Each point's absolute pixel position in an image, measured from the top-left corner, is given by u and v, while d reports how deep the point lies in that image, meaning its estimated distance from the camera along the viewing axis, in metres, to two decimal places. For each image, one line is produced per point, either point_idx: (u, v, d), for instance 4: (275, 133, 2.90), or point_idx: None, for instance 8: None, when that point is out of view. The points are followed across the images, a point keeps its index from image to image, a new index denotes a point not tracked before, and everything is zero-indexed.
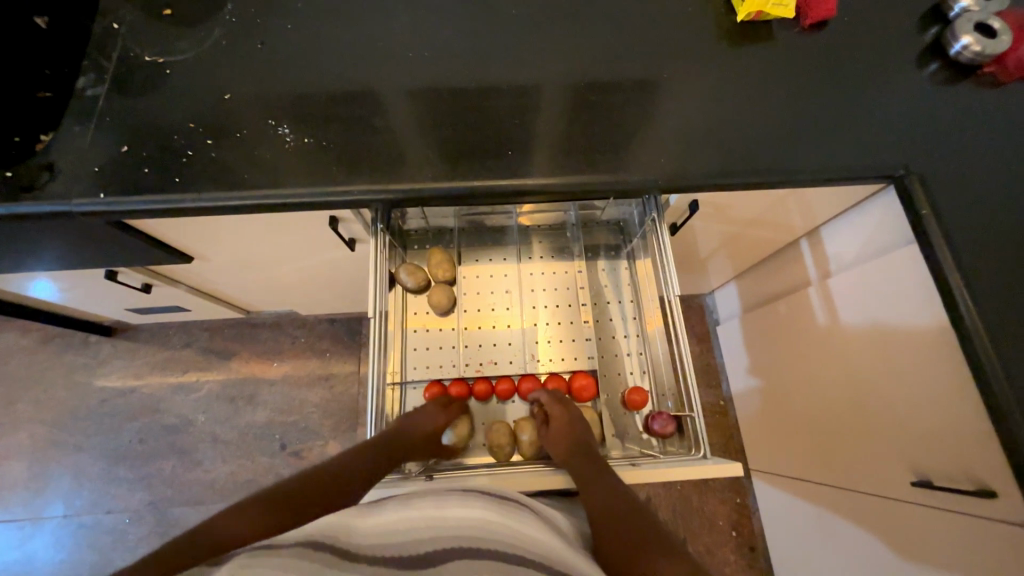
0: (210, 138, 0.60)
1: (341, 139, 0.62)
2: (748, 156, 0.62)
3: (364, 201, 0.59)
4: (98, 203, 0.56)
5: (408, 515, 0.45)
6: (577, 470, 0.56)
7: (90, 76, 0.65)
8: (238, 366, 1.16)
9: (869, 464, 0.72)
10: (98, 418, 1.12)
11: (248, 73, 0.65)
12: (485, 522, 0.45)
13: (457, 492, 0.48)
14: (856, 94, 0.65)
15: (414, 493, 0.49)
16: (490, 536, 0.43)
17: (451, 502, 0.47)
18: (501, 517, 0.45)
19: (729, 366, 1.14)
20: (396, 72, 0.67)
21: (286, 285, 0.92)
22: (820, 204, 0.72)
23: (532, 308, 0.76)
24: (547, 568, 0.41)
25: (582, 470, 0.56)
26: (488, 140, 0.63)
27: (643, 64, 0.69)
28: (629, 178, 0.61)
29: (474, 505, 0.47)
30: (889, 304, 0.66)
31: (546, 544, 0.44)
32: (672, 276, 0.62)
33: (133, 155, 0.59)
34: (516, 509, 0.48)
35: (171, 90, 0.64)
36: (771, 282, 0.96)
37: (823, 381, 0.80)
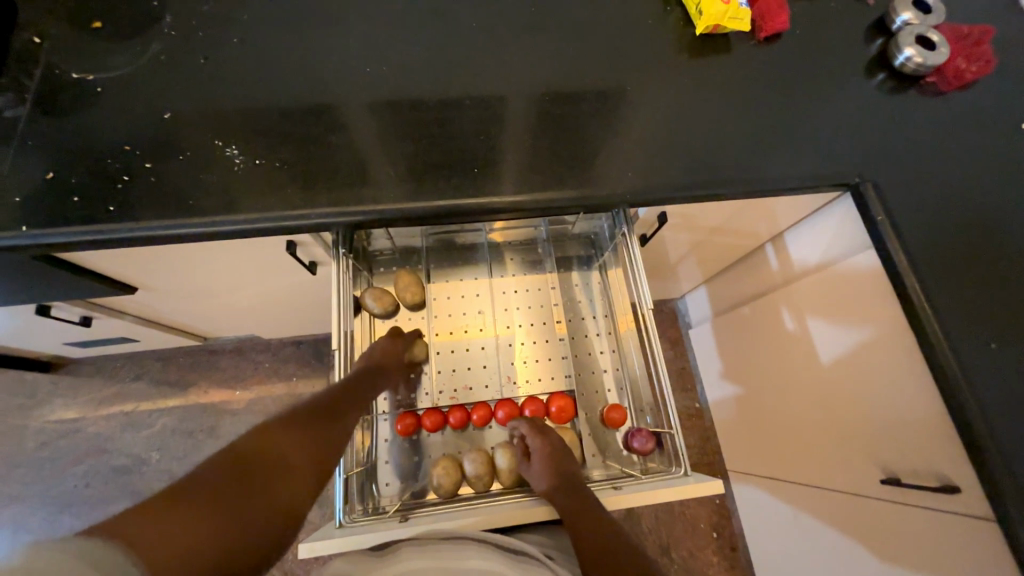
0: (149, 161, 0.56)
1: (297, 159, 0.58)
2: (713, 167, 0.62)
3: (323, 225, 0.56)
4: (21, 236, 0.50)
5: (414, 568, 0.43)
6: (574, 504, 0.54)
7: (9, 95, 0.59)
8: (196, 397, 1.09)
9: (841, 462, 0.73)
10: (37, 462, 1.02)
11: (192, 90, 0.61)
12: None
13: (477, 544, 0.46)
14: (810, 104, 0.67)
15: (431, 541, 0.46)
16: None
17: (472, 553, 0.45)
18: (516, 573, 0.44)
19: (702, 368, 1.16)
20: (353, 87, 0.64)
21: (244, 311, 0.87)
22: (782, 212, 0.73)
23: (506, 326, 0.75)
24: None
25: (574, 505, 0.53)
26: (453, 156, 0.61)
27: (606, 76, 0.68)
28: (598, 192, 0.60)
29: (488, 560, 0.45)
30: (853, 308, 0.68)
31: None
32: (644, 287, 0.62)
33: (61, 182, 0.54)
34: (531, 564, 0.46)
35: (104, 109, 0.59)
36: (739, 287, 0.98)
37: (795, 386, 0.82)
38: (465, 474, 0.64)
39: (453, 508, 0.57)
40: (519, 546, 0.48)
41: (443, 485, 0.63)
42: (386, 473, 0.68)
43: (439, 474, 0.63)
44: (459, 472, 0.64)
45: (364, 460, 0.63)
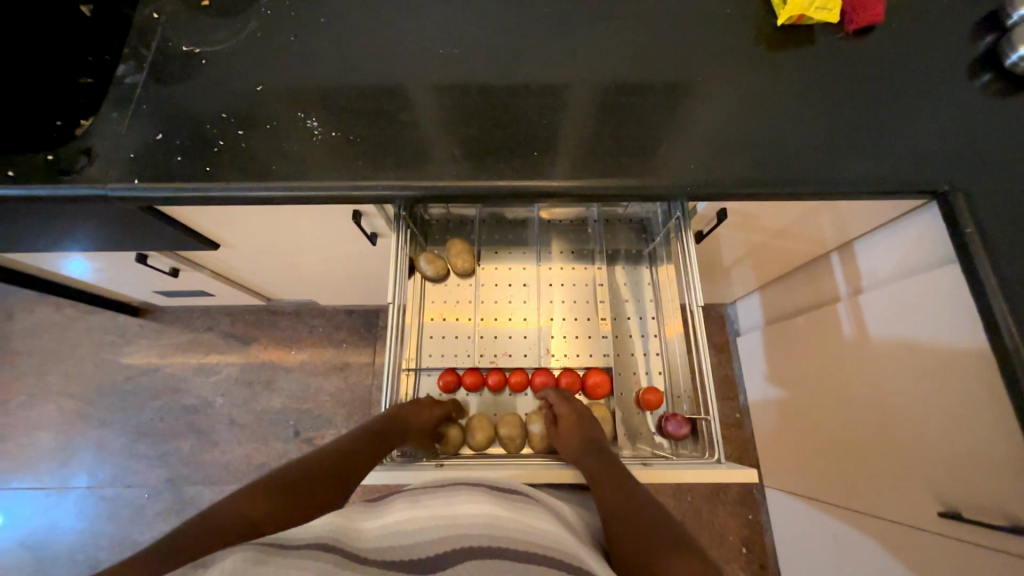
0: (240, 128, 0.61)
1: (368, 133, 0.62)
2: (781, 164, 0.60)
3: (387, 197, 0.59)
4: (131, 188, 0.57)
5: (416, 515, 0.46)
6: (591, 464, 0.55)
7: (130, 63, 0.66)
8: (256, 352, 1.18)
9: (894, 490, 0.69)
10: (123, 394, 1.16)
11: (281, 65, 0.66)
12: (493, 518, 0.45)
13: (462, 485, 0.49)
14: (898, 104, 0.62)
15: (423, 490, 0.50)
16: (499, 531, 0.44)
17: (456, 495, 0.48)
18: (509, 513, 0.46)
19: (748, 377, 1.12)
20: (424, 68, 0.67)
21: (306, 275, 0.93)
22: (855, 217, 0.69)
23: (548, 303, 0.75)
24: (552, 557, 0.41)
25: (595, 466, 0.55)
26: (514, 139, 0.62)
27: (675, 66, 0.67)
28: (655, 183, 0.59)
29: (473, 497, 0.47)
30: (925, 322, 0.63)
31: (554, 534, 0.44)
32: (697, 287, 0.60)
33: (167, 142, 0.60)
34: (517, 501, 0.48)
35: (205, 79, 0.65)
36: (797, 296, 0.93)
37: (851, 398, 0.77)
38: (499, 434, 0.67)
39: (484, 463, 0.60)
40: (504, 485, 0.50)
41: (477, 441, 0.66)
42: None
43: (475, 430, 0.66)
44: (493, 432, 0.67)
45: None
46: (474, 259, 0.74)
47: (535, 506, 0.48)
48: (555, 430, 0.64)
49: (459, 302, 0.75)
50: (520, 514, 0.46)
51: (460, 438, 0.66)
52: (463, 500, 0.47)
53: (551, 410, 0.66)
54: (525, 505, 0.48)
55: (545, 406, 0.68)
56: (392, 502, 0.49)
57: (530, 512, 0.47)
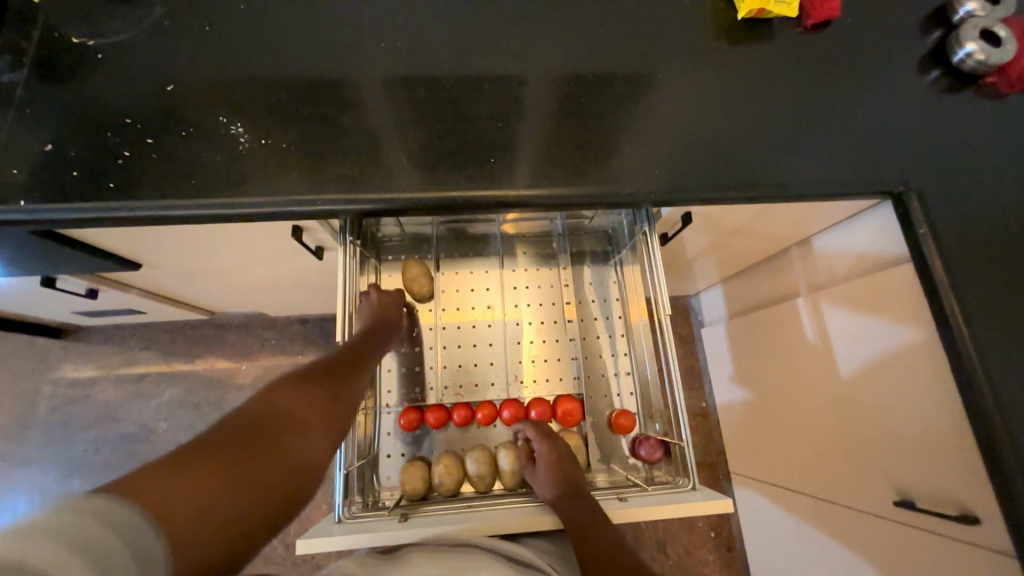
0: (150, 136, 0.53)
1: (305, 139, 0.55)
2: (745, 169, 0.58)
3: (330, 213, 0.53)
4: (18, 212, 0.48)
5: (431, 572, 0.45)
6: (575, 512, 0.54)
7: (6, 58, 0.56)
8: (202, 370, 1.09)
9: (852, 479, 0.72)
10: (49, 425, 1.04)
11: (198, 60, 0.58)
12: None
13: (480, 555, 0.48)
14: (854, 102, 0.62)
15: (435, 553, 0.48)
16: None
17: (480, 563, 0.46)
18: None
19: (713, 368, 1.13)
20: (365, 63, 0.60)
21: (249, 289, 0.85)
22: (814, 216, 0.69)
23: (514, 304, 0.73)
24: None
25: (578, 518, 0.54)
26: (470, 144, 0.57)
27: (635, 61, 0.64)
28: (620, 192, 0.56)
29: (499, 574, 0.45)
30: (879, 318, 0.64)
31: None
32: (665, 293, 0.58)
33: (60, 155, 0.51)
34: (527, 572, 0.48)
35: (104, 78, 0.56)
36: (759, 290, 0.95)
37: (812, 394, 0.79)
38: (468, 473, 0.63)
39: (455, 509, 0.57)
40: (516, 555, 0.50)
41: (444, 484, 0.62)
42: (386, 468, 0.66)
43: (444, 472, 0.62)
44: (462, 471, 0.63)
45: (367, 454, 0.62)
46: (431, 278, 0.69)
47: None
48: (531, 471, 0.61)
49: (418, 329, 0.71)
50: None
51: (425, 482, 0.62)
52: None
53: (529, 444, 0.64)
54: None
55: (521, 440, 0.65)
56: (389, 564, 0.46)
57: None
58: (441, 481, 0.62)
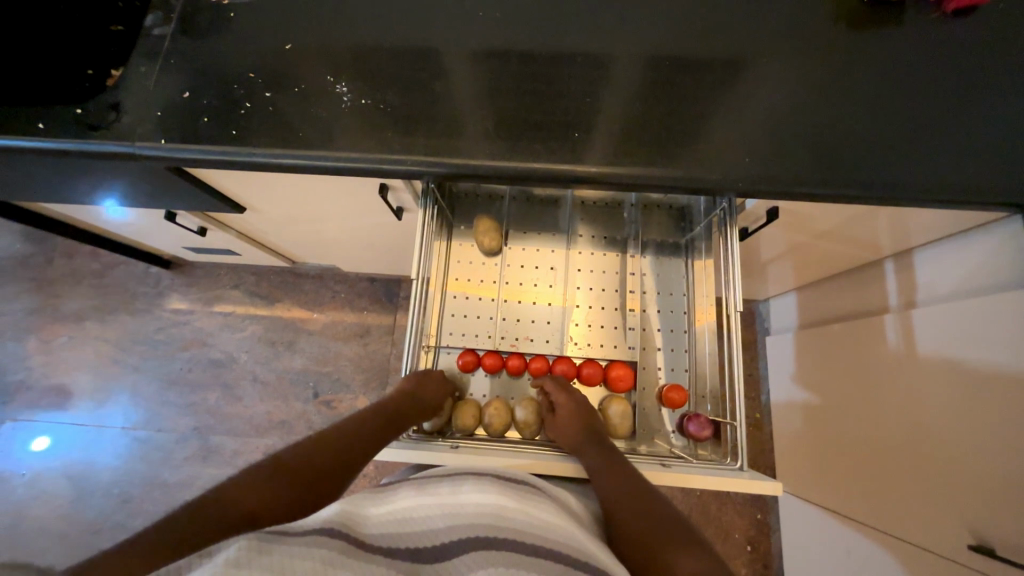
0: (268, 89, 0.59)
1: (400, 102, 0.58)
2: (846, 164, 0.54)
3: (416, 173, 0.56)
4: (159, 148, 0.56)
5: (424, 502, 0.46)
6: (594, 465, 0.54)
7: (158, 14, 0.64)
8: (279, 313, 1.19)
9: (921, 514, 0.66)
10: (154, 343, 1.20)
11: (313, 22, 0.62)
12: (500, 508, 0.44)
13: (471, 476, 0.49)
14: (990, 102, 0.55)
15: (431, 478, 0.49)
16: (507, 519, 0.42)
17: (467, 484, 0.47)
18: (515, 501, 0.45)
19: (773, 377, 1.07)
20: (462, 33, 0.62)
21: (329, 242, 0.92)
22: (921, 224, 0.62)
23: (576, 271, 0.73)
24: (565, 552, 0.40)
25: (597, 470, 0.53)
26: (554, 117, 0.58)
27: (738, 42, 0.61)
28: (704, 177, 0.54)
29: (479, 493, 0.46)
30: (983, 344, 0.58)
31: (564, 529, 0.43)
32: (738, 291, 0.57)
33: (194, 102, 0.58)
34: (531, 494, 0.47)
35: (234, 34, 0.62)
36: (839, 301, 0.88)
37: (886, 415, 0.73)
38: (515, 418, 0.65)
39: (501, 448, 0.59)
40: (512, 476, 0.49)
41: (493, 424, 0.64)
42: None
43: (493, 413, 0.64)
44: (509, 415, 0.65)
45: None
46: (501, 237, 0.71)
47: (542, 504, 0.46)
48: (550, 418, 0.64)
49: (480, 301, 0.72)
50: (530, 504, 0.45)
51: (476, 420, 0.65)
52: (468, 496, 0.45)
53: (548, 397, 0.66)
54: (535, 501, 0.46)
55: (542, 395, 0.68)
56: (398, 490, 0.48)
57: (534, 508, 0.45)
58: (489, 420, 0.65)
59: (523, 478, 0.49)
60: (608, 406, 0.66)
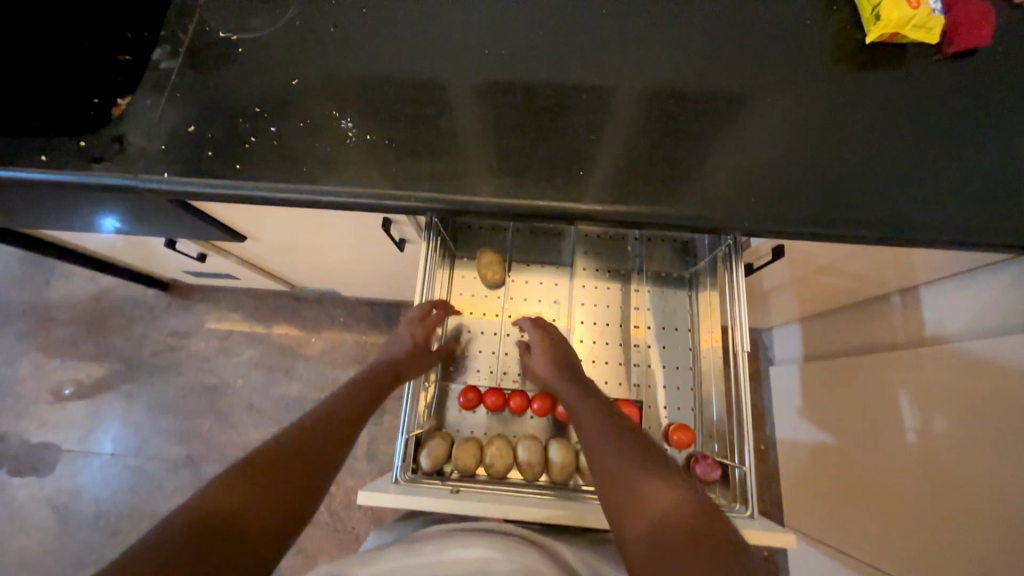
0: (273, 123, 0.59)
1: (406, 137, 0.58)
2: (852, 204, 0.54)
3: (420, 209, 0.55)
4: (162, 181, 0.55)
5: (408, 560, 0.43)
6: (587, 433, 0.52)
7: (165, 47, 0.64)
8: (277, 337, 1.18)
9: (931, 556, 0.63)
10: (149, 367, 1.18)
11: (319, 57, 0.63)
12: (488, 562, 0.41)
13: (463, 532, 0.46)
14: (994, 144, 0.55)
15: (419, 537, 0.46)
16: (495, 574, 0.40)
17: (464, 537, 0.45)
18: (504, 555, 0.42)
19: (778, 408, 1.05)
20: (469, 69, 0.62)
21: (330, 270, 0.91)
22: (929, 262, 0.62)
23: (579, 305, 0.72)
24: None
25: (590, 439, 0.51)
26: (560, 153, 0.58)
27: (743, 82, 0.61)
28: (711, 215, 0.54)
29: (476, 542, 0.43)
30: (993, 382, 0.57)
31: None
32: (745, 329, 0.56)
33: (199, 135, 0.58)
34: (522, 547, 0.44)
35: (241, 68, 0.62)
36: (844, 334, 0.87)
37: (893, 451, 0.71)
38: (517, 458, 0.63)
39: (502, 492, 0.57)
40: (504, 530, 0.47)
41: (495, 464, 0.62)
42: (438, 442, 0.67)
43: (495, 453, 0.62)
44: (512, 455, 0.63)
45: (426, 423, 0.65)
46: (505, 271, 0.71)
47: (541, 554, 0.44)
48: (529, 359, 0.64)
49: (482, 334, 0.72)
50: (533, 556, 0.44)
51: (477, 460, 0.62)
52: (464, 545, 0.43)
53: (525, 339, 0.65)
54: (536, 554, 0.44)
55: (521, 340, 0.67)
56: (384, 549, 0.45)
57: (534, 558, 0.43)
58: (491, 461, 0.62)
59: (523, 534, 0.48)
60: None
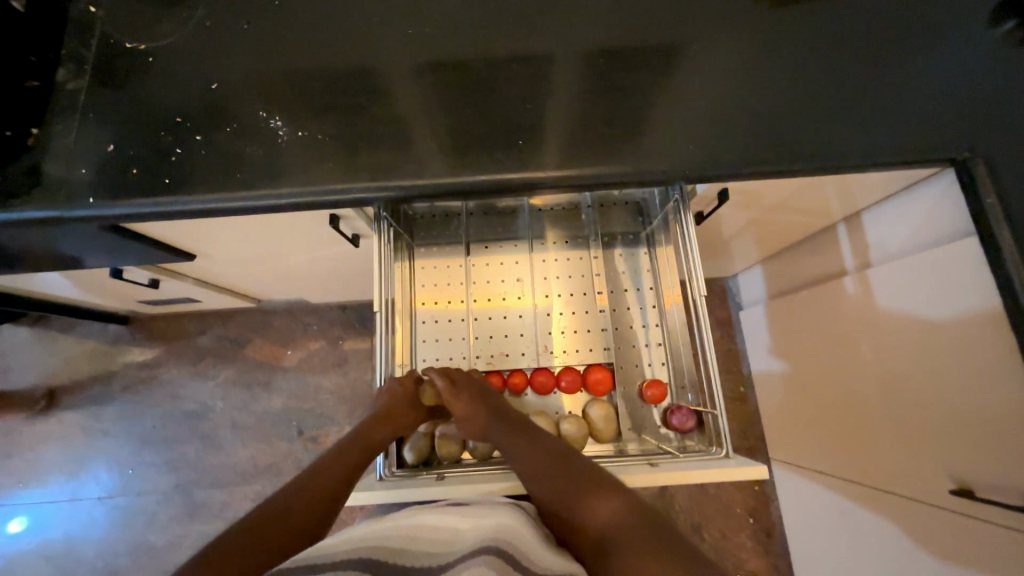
0: (198, 133, 0.56)
1: (339, 129, 0.57)
2: (785, 141, 0.55)
3: (363, 200, 0.54)
4: (88, 208, 0.53)
5: (384, 532, 0.47)
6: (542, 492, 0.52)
7: (70, 67, 0.61)
8: (251, 354, 1.16)
9: (905, 465, 0.67)
10: (121, 403, 1.14)
11: (238, 59, 0.60)
12: (459, 529, 0.48)
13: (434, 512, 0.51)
14: (913, 65, 0.57)
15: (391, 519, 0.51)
16: (467, 533, 0.47)
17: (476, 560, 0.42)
18: (472, 521, 0.48)
19: (750, 349, 1.09)
20: (396, 52, 0.61)
21: (291, 276, 0.89)
22: (866, 187, 0.64)
23: (543, 279, 0.73)
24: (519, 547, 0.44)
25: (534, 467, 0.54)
26: (499, 126, 0.57)
27: (670, 34, 0.61)
28: (653, 168, 0.55)
29: (480, 569, 0.40)
30: (936, 289, 0.60)
31: (517, 529, 0.47)
32: (699, 273, 0.58)
33: (120, 155, 0.56)
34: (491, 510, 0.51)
35: (155, 80, 0.59)
36: (801, 268, 0.90)
37: (857, 372, 0.75)
38: None
39: (487, 472, 0.59)
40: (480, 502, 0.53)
41: (478, 447, 0.63)
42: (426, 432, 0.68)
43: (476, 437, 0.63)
44: None
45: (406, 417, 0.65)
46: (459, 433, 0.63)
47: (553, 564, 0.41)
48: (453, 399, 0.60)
49: (451, 322, 0.72)
50: (532, 558, 0.43)
51: (461, 445, 0.63)
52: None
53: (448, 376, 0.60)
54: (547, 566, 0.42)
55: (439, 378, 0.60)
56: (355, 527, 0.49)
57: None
58: (474, 444, 0.63)
59: (519, 522, 0.48)
60: (589, 409, 0.65)
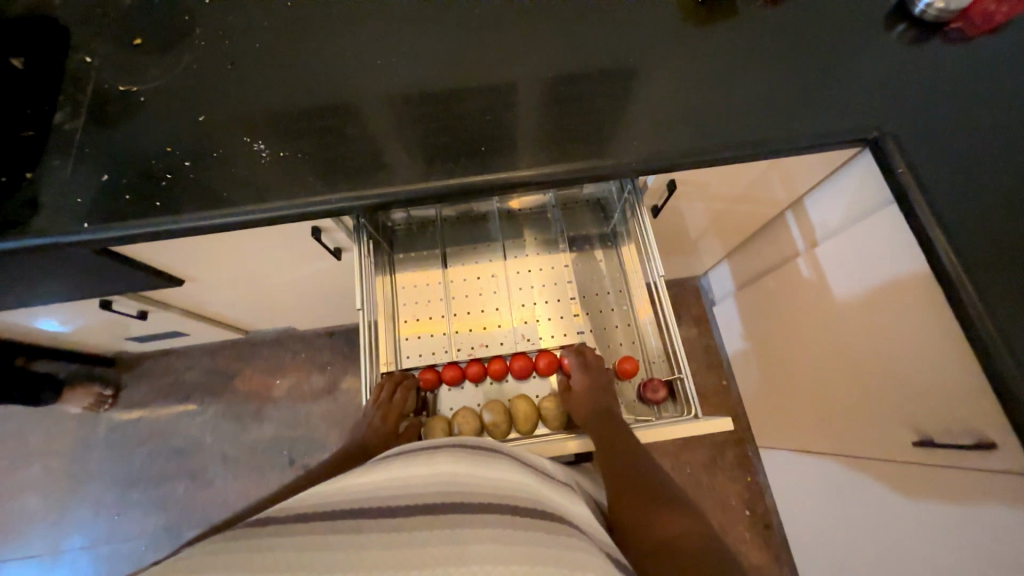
0: (187, 159, 0.61)
1: (317, 149, 0.62)
2: (719, 132, 0.62)
3: (342, 209, 0.59)
4: (83, 232, 0.57)
5: (373, 481, 0.45)
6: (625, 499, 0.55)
7: (67, 109, 0.66)
8: (240, 386, 1.16)
9: (873, 429, 0.71)
10: (107, 446, 1.13)
11: (223, 93, 0.66)
12: (452, 475, 0.45)
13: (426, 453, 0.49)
14: (822, 62, 0.65)
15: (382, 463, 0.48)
16: (462, 482, 0.44)
17: (479, 522, 0.41)
18: (468, 468, 0.46)
19: (726, 341, 1.13)
20: (367, 80, 0.68)
21: (279, 299, 0.92)
22: (800, 172, 0.72)
23: (518, 272, 0.77)
24: (521, 506, 0.42)
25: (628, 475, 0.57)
26: (464, 137, 0.64)
27: (610, 51, 0.69)
28: (603, 163, 0.61)
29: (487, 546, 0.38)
30: (873, 255, 0.66)
31: (515, 485, 0.45)
32: (656, 258, 0.63)
33: (114, 183, 0.60)
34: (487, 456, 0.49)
35: (147, 116, 0.65)
36: (761, 256, 0.96)
37: (819, 342, 0.80)
38: (484, 421, 0.66)
39: None
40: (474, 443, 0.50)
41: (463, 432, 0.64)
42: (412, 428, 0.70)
43: (461, 424, 0.64)
44: (478, 421, 0.66)
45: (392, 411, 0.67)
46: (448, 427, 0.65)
47: (568, 528, 0.42)
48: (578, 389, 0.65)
49: (432, 319, 0.75)
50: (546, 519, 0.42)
51: (447, 433, 0.65)
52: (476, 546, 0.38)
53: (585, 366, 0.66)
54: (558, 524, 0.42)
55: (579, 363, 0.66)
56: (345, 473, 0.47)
57: (559, 542, 0.40)
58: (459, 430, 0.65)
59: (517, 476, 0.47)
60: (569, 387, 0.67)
